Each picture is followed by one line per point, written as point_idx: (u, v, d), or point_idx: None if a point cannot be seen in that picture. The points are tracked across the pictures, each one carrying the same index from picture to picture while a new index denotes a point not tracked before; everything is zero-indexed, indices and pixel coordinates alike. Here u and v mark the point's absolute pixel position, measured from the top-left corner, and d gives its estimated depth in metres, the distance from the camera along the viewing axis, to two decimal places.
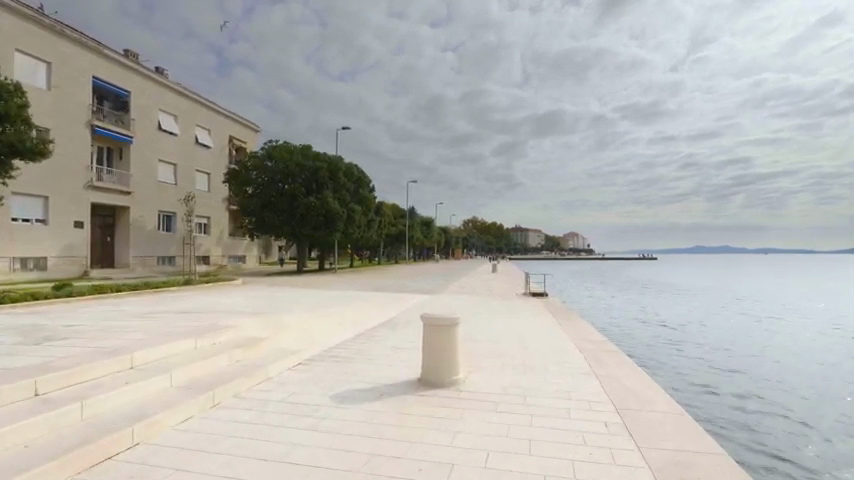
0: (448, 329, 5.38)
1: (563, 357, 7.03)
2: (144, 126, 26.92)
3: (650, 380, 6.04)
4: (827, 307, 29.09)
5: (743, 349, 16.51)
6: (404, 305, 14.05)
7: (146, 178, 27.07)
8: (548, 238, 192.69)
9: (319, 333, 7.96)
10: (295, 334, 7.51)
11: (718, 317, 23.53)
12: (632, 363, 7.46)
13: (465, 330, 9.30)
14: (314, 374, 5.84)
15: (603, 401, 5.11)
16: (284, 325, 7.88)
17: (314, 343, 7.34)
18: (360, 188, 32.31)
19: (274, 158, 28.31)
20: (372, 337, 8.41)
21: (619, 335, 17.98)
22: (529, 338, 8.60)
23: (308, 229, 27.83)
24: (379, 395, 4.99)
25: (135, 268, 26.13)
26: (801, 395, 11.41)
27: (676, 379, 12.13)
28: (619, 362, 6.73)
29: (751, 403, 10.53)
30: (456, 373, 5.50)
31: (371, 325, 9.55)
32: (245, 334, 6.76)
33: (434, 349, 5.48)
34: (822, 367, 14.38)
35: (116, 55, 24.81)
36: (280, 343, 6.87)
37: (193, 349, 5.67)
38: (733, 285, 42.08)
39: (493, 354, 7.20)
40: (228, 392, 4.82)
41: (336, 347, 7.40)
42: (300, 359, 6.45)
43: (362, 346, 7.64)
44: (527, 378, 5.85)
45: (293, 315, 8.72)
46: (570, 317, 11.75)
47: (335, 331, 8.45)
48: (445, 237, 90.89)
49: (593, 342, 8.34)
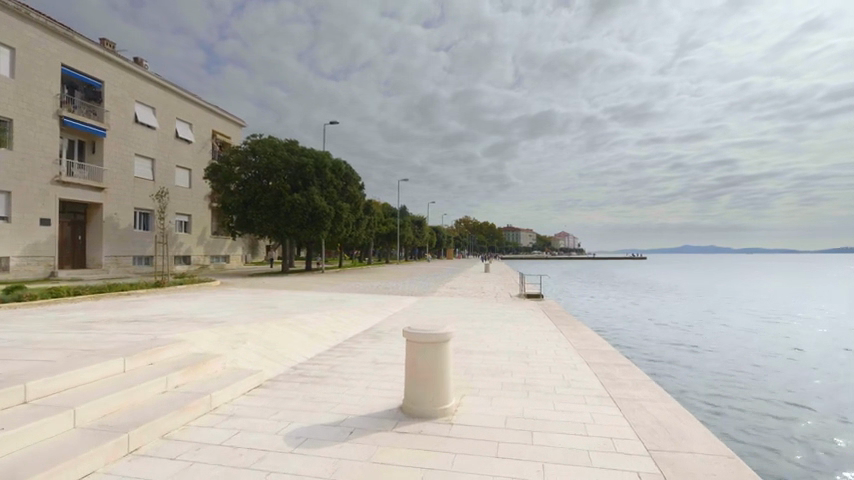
0: (438, 348, 4.38)
1: (569, 375, 6.00)
2: (119, 118, 25.66)
3: (677, 404, 4.99)
4: (829, 307, 28.13)
5: (749, 349, 15.53)
6: (390, 309, 12.94)
7: (121, 172, 25.79)
8: (539, 238, 192.42)
9: (288, 346, 6.92)
10: (259, 348, 6.44)
11: (719, 317, 22.55)
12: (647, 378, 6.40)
13: (456, 337, 8.28)
14: (272, 402, 4.74)
15: (630, 437, 4.04)
16: (247, 335, 6.81)
17: (280, 359, 6.28)
18: (348, 185, 31.15)
19: (257, 152, 27.12)
20: (351, 350, 7.34)
21: (619, 335, 17.04)
22: (529, 349, 7.58)
23: (293, 227, 26.64)
24: (347, 433, 3.91)
25: (109, 268, 24.88)
26: (824, 396, 10.46)
27: (684, 381, 11.11)
28: (638, 380, 5.70)
29: (773, 405, 9.56)
30: (448, 401, 4.47)
31: (351, 334, 8.49)
32: (195, 351, 5.69)
33: (416, 373, 4.42)
34: (836, 368, 13.36)
35: (87, 43, 23.57)
36: (239, 360, 5.78)
37: (122, 373, 4.59)
38: (729, 285, 41.03)
39: (491, 370, 6.15)
40: (153, 433, 3.76)
41: (306, 362, 6.36)
42: (260, 381, 5.37)
43: (336, 361, 6.58)
44: (532, 405, 4.81)
45: (262, 325, 7.66)
46: (572, 322, 10.74)
47: (310, 343, 7.39)
48: (436, 237, 89.64)
49: (602, 353, 7.32)
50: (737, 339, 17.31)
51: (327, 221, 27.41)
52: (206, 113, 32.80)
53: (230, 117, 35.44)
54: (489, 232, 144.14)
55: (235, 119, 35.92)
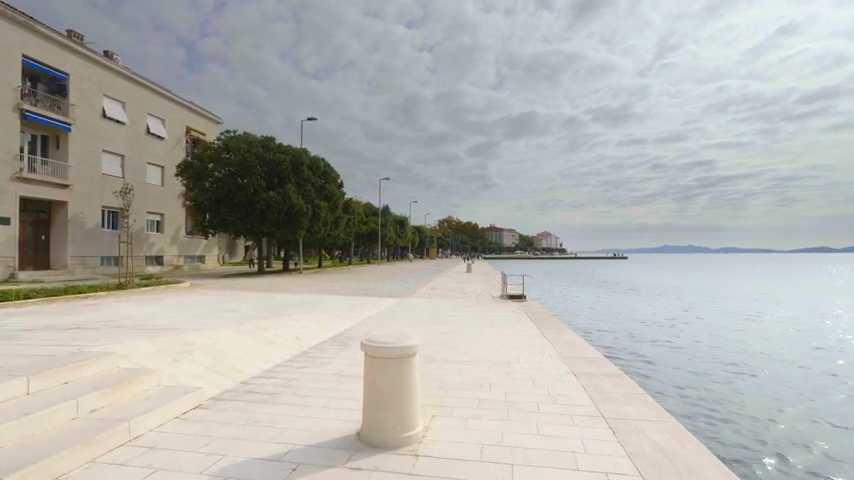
0: (404, 363, 3.73)
1: (554, 388, 5.37)
2: (85, 112, 24.48)
3: (677, 425, 4.37)
4: (811, 307, 27.97)
5: (737, 349, 15.11)
6: (364, 312, 12.20)
7: (88, 169, 24.62)
8: (522, 238, 192.81)
9: (243, 357, 6.20)
10: (205, 360, 5.69)
11: (704, 317, 22.16)
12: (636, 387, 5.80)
13: (431, 344, 7.62)
14: (204, 429, 4.01)
15: (627, 471, 3.41)
16: (195, 344, 6.07)
17: (230, 373, 5.54)
18: (326, 182, 30.31)
19: (231, 149, 26.14)
20: (314, 359, 6.64)
21: (604, 336, 16.53)
22: (511, 357, 6.95)
23: (268, 227, 25.82)
24: (288, 472, 3.21)
25: (75, 269, 23.75)
26: (821, 398, 9.97)
27: (672, 382, 10.61)
28: (631, 393, 5.12)
29: (771, 408, 9.02)
30: (414, 424, 3.82)
31: (317, 341, 7.78)
32: (127, 365, 4.93)
33: (374, 394, 3.75)
34: (825, 368, 12.99)
35: (51, 32, 22.41)
36: (179, 376, 5.04)
37: (25, 396, 3.84)
38: (713, 285, 40.88)
39: (467, 384, 5.50)
40: (43, 475, 3.02)
41: (260, 376, 5.64)
42: (199, 401, 4.65)
43: (294, 373, 5.88)
44: (512, 428, 4.17)
45: (215, 332, 6.90)
46: (557, 326, 10.13)
47: (268, 352, 6.65)
48: (420, 236, 88.96)
49: (588, 361, 6.71)
50: (724, 339, 16.88)
51: (304, 220, 26.62)
52: (179, 108, 31.59)
53: (205, 113, 34.28)
54: (473, 232, 143.81)
55: (211, 115, 34.78)
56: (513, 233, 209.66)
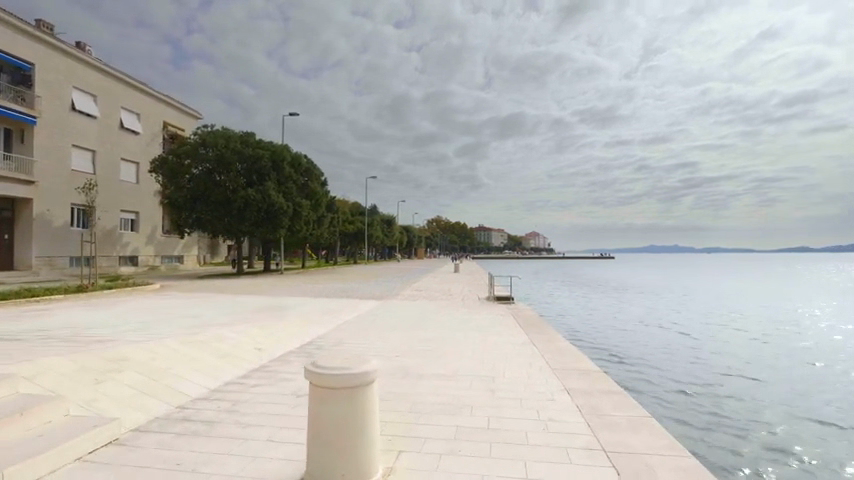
0: (357, 395, 2.92)
1: (545, 410, 4.61)
2: (52, 105, 23.33)
3: (693, 461, 3.59)
4: (803, 307, 27.40)
5: (732, 349, 14.45)
6: (341, 316, 11.32)
7: (54, 165, 23.46)
8: (511, 238, 192.03)
9: (186, 374, 5.32)
10: (137, 380, 4.84)
11: (696, 317, 21.47)
12: (634, 403, 5.04)
13: (410, 356, 6.81)
14: (108, 476, 3.18)
15: None
16: (130, 360, 5.21)
17: (164, 395, 4.68)
18: (309, 180, 29.35)
19: (207, 144, 25.08)
20: (272, 375, 5.79)
21: (593, 336, 15.80)
22: (497, 371, 6.14)
23: (247, 225, 24.83)
24: None
25: (40, 270, 22.63)
26: (825, 400, 9.31)
27: (667, 384, 9.89)
28: (634, 417, 4.35)
29: (780, 413, 8.30)
30: (371, 470, 3.00)
31: (280, 352, 6.93)
32: (28, 390, 4.06)
33: (321, 433, 2.93)
34: (825, 368, 12.34)
35: (14, 20, 21.23)
36: (97, 402, 4.19)
37: None
38: (703, 285, 40.28)
39: (444, 407, 4.70)
40: None
41: (203, 398, 4.80)
42: (116, 434, 3.80)
43: (245, 393, 5.04)
44: (492, 468, 3.38)
45: (159, 344, 6.02)
46: (548, 332, 9.34)
47: (219, 367, 5.79)
48: (407, 236, 87.95)
49: (583, 375, 5.92)
50: (720, 339, 16.20)
51: (284, 218, 25.63)
52: (155, 102, 30.39)
53: (184, 108, 33.12)
54: (461, 232, 143.21)
55: (189, 110, 33.60)
56: (501, 232, 209.16)
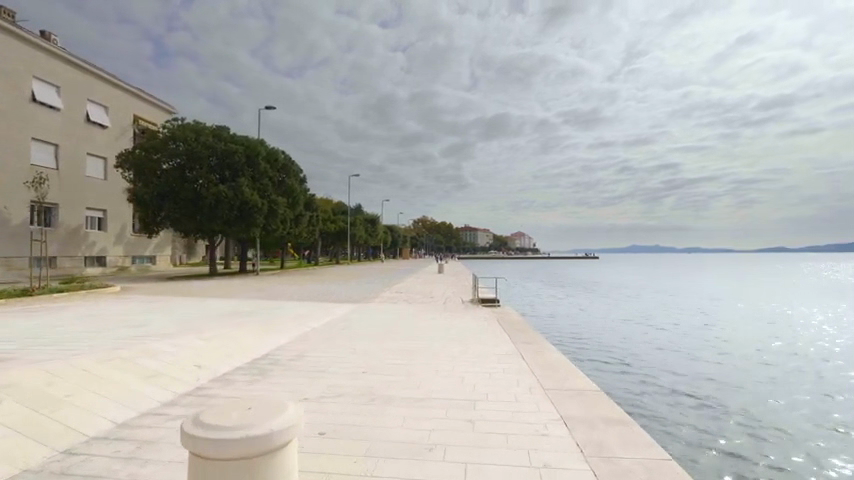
0: (260, 469, 1.95)
1: (538, 451, 3.66)
2: (10, 96, 21.87)
3: None
4: (790, 306, 26.88)
5: (726, 349, 13.67)
6: (307, 322, 10.32)
7: (13, 159, 22.03)
8: (497, 239, 192.09)
9: (91, 404, 4.27)
10: (17, 415, 3.78)
11: (686, 317, 20.74)
12: (641, 431, 4.07)
13: (376, 374, 5.78)
14: None
15: None
16: (16, 388, 4.14)
17: (49, 438, 3.62)
18: (286, 177, 28.17)
19: (177, 138, 23.82)
20: (205, 399, 4.75)
21: (581, 337, 14.96)
22: (479, 393, 5.18)
23: (219, 224, 23.58)
24: None
25: None
26: (830, 400, 8.52)
27: (663, 385, 9.02)
28: (650, 461, 3.43)
29: (791, 415, 7.45)
30: None
31: (224, 369, 5.93)
32: None
33: None
34: (824, 369, 11.56)
35: None
36: None
37: None
38: (690, 286, 39.84)
39: (408, 447, 3.71)
40: None
41: (103, 437, 3.74)
42: None
43: (161, 428, 3.99)
44: None
45: (69, 364, 4.96)
46: (535, 340, 8.43)
47: (142, 391, 4.76)
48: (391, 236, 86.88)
49: (579, 398, 4.96)
50: (714, 339, 15.45)
51: (258, 217, 24.43)
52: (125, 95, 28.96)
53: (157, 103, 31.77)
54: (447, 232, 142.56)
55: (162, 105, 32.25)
56: (486, 232, 208.94)
